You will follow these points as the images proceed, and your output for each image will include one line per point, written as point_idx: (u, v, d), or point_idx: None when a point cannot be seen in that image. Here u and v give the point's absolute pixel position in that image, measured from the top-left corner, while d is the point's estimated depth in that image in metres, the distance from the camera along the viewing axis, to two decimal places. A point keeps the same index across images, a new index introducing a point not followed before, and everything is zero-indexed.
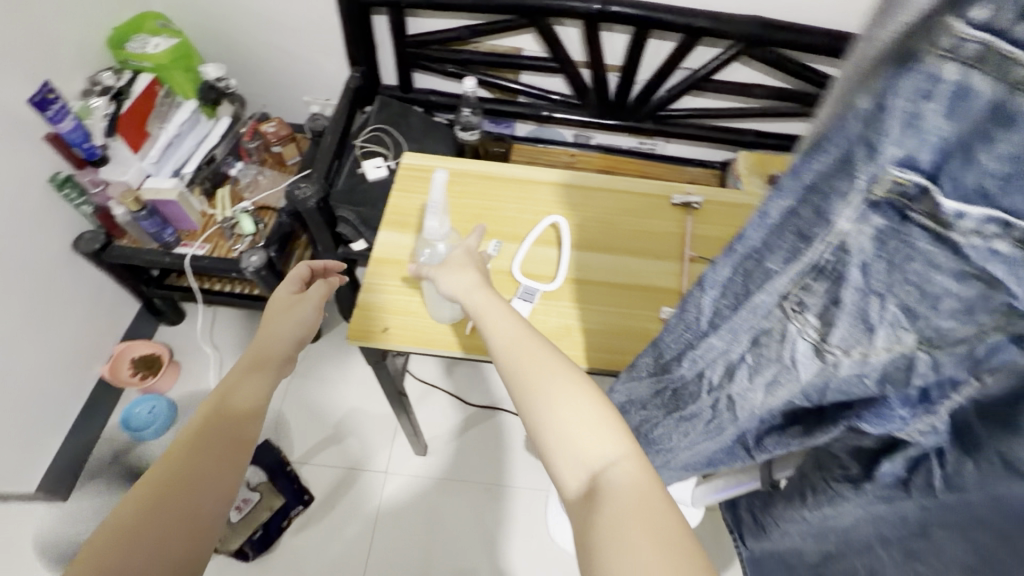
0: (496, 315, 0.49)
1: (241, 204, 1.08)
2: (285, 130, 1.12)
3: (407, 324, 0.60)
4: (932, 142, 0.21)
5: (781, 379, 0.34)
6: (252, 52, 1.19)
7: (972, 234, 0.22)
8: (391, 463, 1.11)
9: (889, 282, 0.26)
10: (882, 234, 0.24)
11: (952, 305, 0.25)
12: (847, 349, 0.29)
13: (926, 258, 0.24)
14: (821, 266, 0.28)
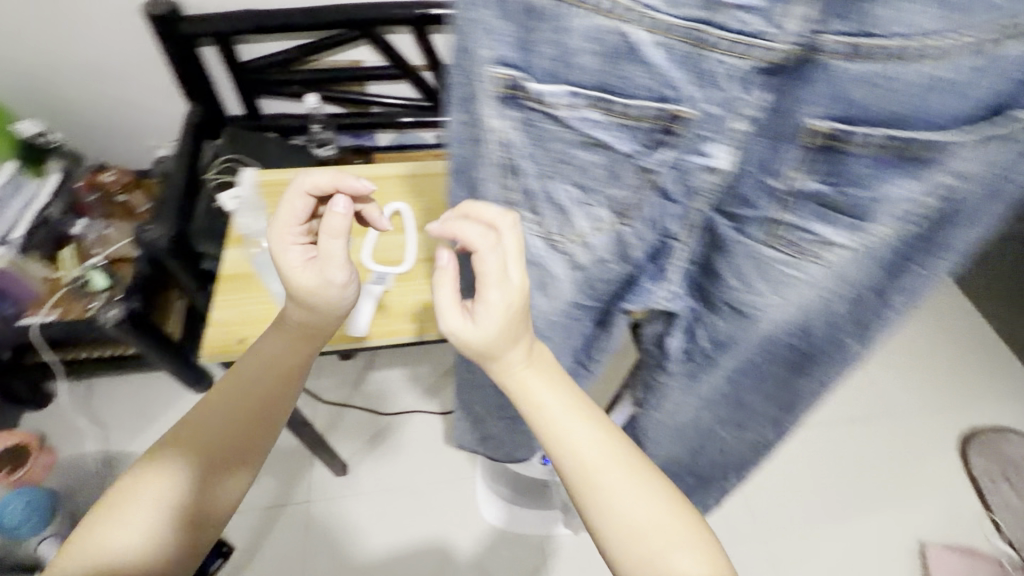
0: (518, 354, 0.42)
1: (89, 261, 1.00)
2: (127, 178, 1.10)
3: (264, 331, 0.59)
4: (506, 53, 0.34)
5: (543, 264, 0.47)
6: (74, 103, 1.12)
7: (569, 103, 0.36)
8: (312, 491, 1.08)
9: (561, 161, 0.40)
10: (520, 123, 0.38)
11: (586, 162, 0.39)
12: (560, 221, 0.43)
13: (553, 134, 0.38)
14: (520, 167, 0.41)
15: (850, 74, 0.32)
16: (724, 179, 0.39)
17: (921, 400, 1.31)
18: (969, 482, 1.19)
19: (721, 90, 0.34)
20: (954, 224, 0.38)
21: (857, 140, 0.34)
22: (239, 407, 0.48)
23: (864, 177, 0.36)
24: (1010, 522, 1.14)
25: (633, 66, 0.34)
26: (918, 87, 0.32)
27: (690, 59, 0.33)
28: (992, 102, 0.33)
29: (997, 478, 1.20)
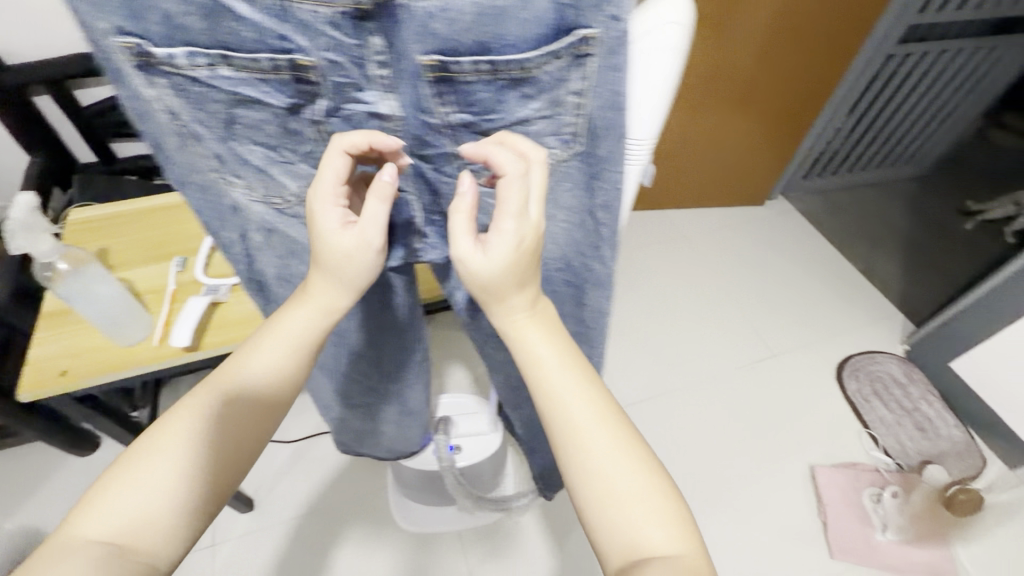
0: (520, 300, 0.40)
1: None
2: None
3: (85, 359, 0.58)
4: (101, 5, 0.29)
5: (293, 244, 0.45)
6: None
7: (194, 65, 0.31)
8: (217, 534, 1.04)
9: (230, 124, 0.35)
10: (167, 87, 0.33)
11: (261, 122, 0.35)
12: (275, 194, 0.40)
13: (205, 93, 0.33)
14: (199, 133, 0.36)
15: (422, 12, 0.30)
16: (395, 123, 0.36)
17: (795, 340, 1.45)
18: (845, 403, 1.33)
19: (321, 36, 0.31)
20: (607, 141, 0.38)
21: (467, 73, 0.32)
22: (265, 388, 0.42)
23: (492, 104, 0.35)
24: (884, 433, 1.28)
25: (231, 20, 0.30)
26: (479, 15, 0.30)
27: (280, 11, 0.30)
28: (565, 25, 0.31)
29: (869, 396, 1.34)
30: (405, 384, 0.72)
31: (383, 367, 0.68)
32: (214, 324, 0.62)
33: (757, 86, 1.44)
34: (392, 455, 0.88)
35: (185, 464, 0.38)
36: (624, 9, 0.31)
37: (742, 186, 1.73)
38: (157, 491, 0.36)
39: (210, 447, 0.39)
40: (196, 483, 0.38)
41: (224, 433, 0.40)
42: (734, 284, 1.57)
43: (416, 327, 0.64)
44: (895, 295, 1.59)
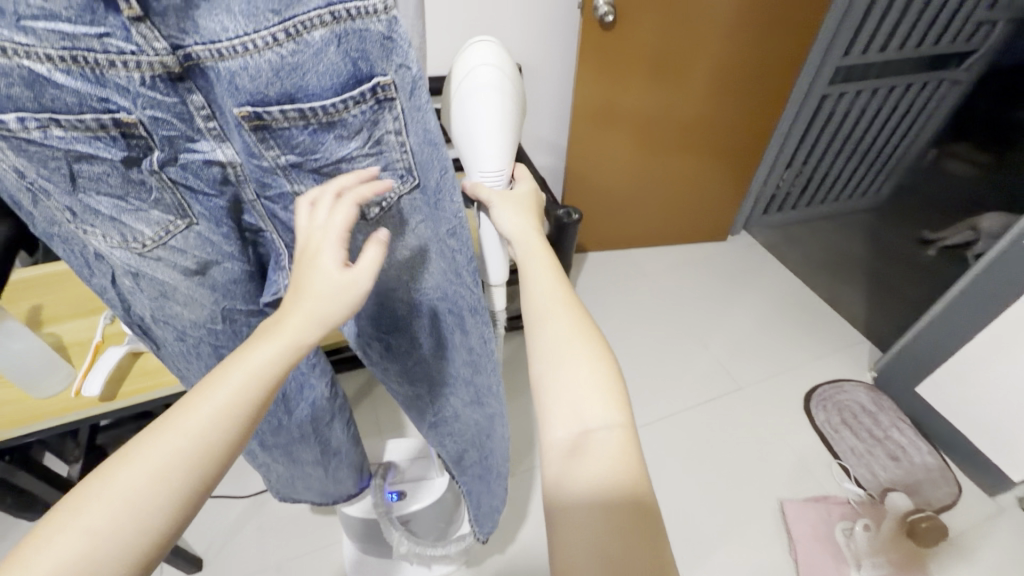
0: (524, 221, 0.51)
1: None
2: None
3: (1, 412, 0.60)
4: None
5: (158, 288, 0.51)
6: None
7: (25, 128, 0.36)
8: None
9: (74, 178, 0.41)
10: (15, 150, 0.38)
11: (107, 176, 0.41)
12: (133, 242, 0.46)
13: (51, 155, 0.38)
14: (46, 187, 0.41)
15: (224, 71, 0.37)
16: (232, 167, 0.46)
17: (763, 369, 1.45)
18: (816, 434, 1.31)
19: (142, 97, 0.37)
20: (432, 173, 0.47)
21: (277, 120, 0.39)
22: (224, 426, 0.38)
23: (317, 145, 0.42)
24: (855, 462, 1.26)
25: (53, 89, 0.35)
26: (276, 70, 0.37)
27: (94, 77, 0.35)
28: (363, 74, 0.39)
29: (838, 425, 1.32)
30: (324, 423, 0.76)
31: (292, 412, 0.71)
32: (134, 374, 0.65)
33: (704, 129, 1.50)
34: (325, 501, 0.89)
35: (142, 502, 0.35)
36: (407, 60, 0.40)
37: (702, 223, 1.77)
38: (110, 528, 0.34)
39: (171, 486, 0.36)
40: (156, 520, 0.36)
41: (186, 472, 0.37)
42: (698, 318, 1.58)
43: (318, 363, 0.71)
44: (861, 323, 1.59)
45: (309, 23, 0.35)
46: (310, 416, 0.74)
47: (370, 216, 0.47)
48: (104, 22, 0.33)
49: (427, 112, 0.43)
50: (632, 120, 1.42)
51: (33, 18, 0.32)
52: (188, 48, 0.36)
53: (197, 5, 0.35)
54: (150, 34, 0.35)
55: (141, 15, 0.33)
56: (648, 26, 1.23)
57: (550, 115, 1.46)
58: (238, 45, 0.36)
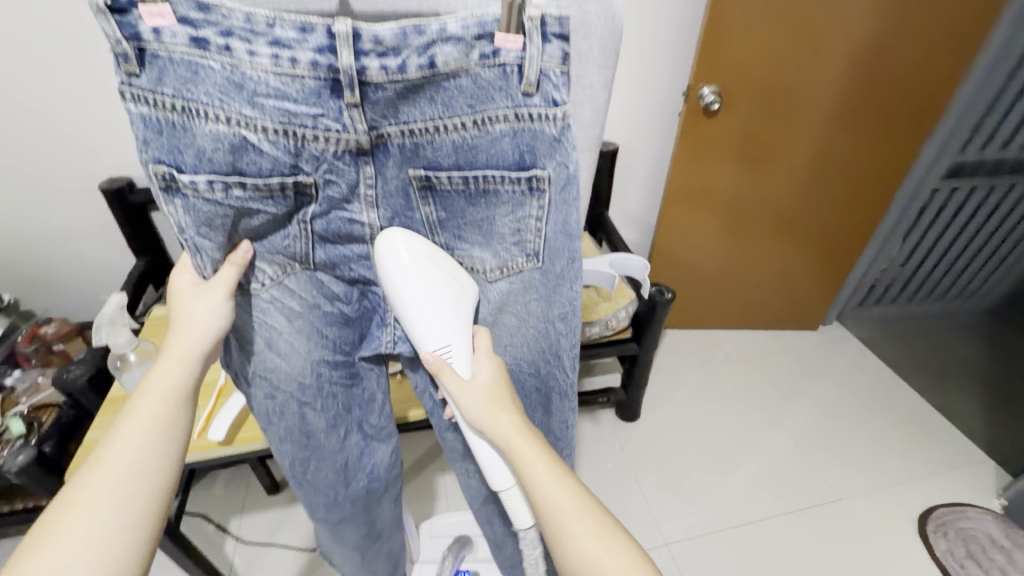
0: (509, 420, 0.48)
1: (12, 411, 0.96)
2: (66, 327, 1.15)
3: None
4: (162, 145, 0.40)
5: (269, 335, 0.53)
6: (32, 270, 1.18)
7: (211, 189, 0.42)
8: None
9: (234, 228, 0.46)
10: (191, 205, 0.43)
11: (255, 221, 0.46)
12: (259, 282, 0.50)
13: (223, 205, 0.43)
14: (200, 244, 0.45)
15: (408, 144, 0.45)
16: (372, 226, 0.49)
17: (867, 481, 1.30)
18: (935, 564, 1.14)
19: (326, 163, 0.44)
20: (559, 260, 0.52)
21: (443, 182, 0.47)
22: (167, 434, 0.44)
23: (469, 215, 0.50)
24: None
25: (254, 154, 0.42)
26: (456, 147, 0.45)
27: (294, 148, 0.43)
28: (526, 164, 0.46)
29: (964, 559, 1.14)
30: (375, 499, 0.72)
31: (350, 484, 0.67)
32: (249, 420, 0.68)
33: (795, 219, 1.46)
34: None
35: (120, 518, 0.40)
36: (568, 158, 0.46)
37: (792, 311, 1.68)
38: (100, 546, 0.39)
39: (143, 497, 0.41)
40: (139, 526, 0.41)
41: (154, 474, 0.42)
42: (788, 413, 1.46)
43: (386, 427, 0.67)
44: (981, 439, 1.42)
45: (495, 118, 0.44)
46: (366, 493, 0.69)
47: (490, 275, 0.54)
48: (324, 105, 0.42)
49: (572, 205, 0.49)
50: (725, 203, 1.41)
51: (269, 96, 0.40)
52: (383, 128, 0.44)
53: (405, 97, 0.43)
54: (358, 118, 0.42)
55: (358, 103, 0.41)
56: (750, 115, 1.24)
57: (641, 192, 1.48)
58: (430, 126, 0.44)
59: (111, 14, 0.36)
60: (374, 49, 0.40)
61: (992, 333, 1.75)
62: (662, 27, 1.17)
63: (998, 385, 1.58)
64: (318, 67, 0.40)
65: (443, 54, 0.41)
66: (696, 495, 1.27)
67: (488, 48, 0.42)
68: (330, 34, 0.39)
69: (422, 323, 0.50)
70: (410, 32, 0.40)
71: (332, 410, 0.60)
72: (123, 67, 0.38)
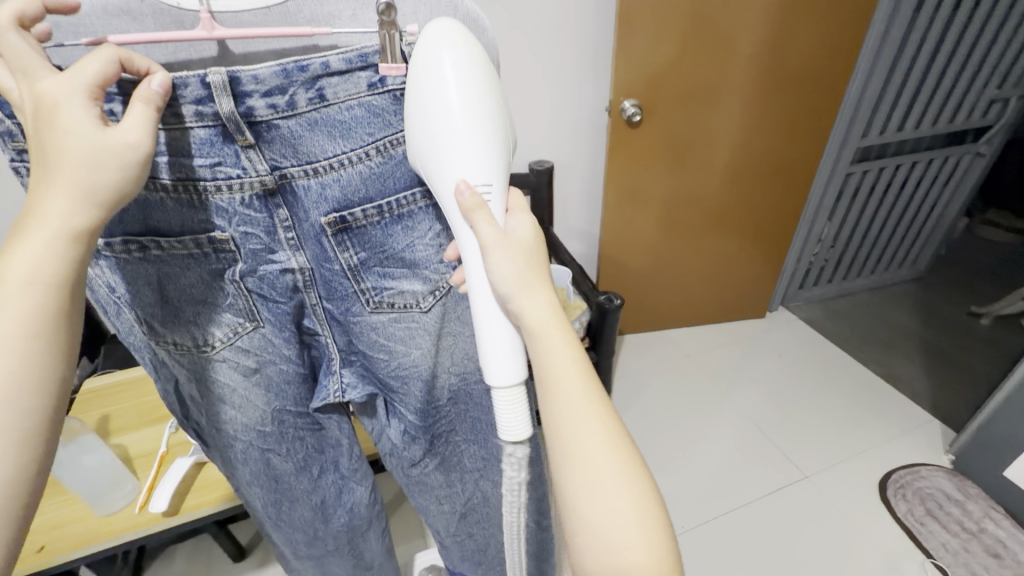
0: (540, 295, 0.43)
1: None
2: None
3: (67, 533, 0.59)
4: None
5: (222, 393, 0.49)
6: None
7: (128, 249, 0.41)
8: None
9: (163, 291, 0.44)
10: (115, 263, 0.42)
11: (183, 281, 0.43)
12: (203, 342, 0.46)
13: (146, 266, 0.42)
14: (133, 302, 0.44)
15: (315, 185, 0.42)
16: (304, 273, 0.46)
17: (827, 455, 1.35)
18: (901, 528, 1.19)
19: (238, 216, 0.42)
20: None
21: (359, 218, 0.44)
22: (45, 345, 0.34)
23: (392, 249, 0.46)
24: (952, 561, 1.12)
25: (160, 212, 0.41)
26: (365, 179, 0.43)
27: (197, 203, 0.41)
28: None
29: (924, 518, 1.20)
30: (360, 533, 0.69)
31: (329, 520, 0.65)
32: (195, 486, 0.64)
33: (729, 214, 1.54)
34: None
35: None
36: None
37: (741, 301, 1.75)
38: None
39: (27, 383, 0.32)
40: (11, 468, 0.32)
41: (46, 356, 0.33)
42: (749, 401, 1.51)
43: (361, 468, 0.64)
44: (924, 401, 1.50)
45: (397, 141, 0.43)
46: (343, 530, 0.67)
47: (425, 305, 0.50)
48: (219, 153, 0.39)
49: None
50: (662, 205, 1.46)
51: (163, 153, 0.38)
52: (285, 169, 0.41)
53: (302, 134, 0.41)
54: (256, 158, 0.40)
55: (252, 143, 0.39)
56: (670, 121, 1.31)
57: (581, 205, 1.52)
58: (335, 162, 0.42)
59: None
60: (256, 89, 0.37)
61: (921, 297, 1.88)
62: (578, 46, 1.22)
63: (935, 347, 1.69)
64: (202, 115, 0.38)
65: (331, 84, 0.39)
66: (671, 495, 1.28)
67: (375, 77, 0.40)
68: (204, 83, 0.36)
69: (458, 144, 0.39)
70: (290, 69, 0.38)
71: (299, 454, 0.57)
72: (11, 144, 0.38)
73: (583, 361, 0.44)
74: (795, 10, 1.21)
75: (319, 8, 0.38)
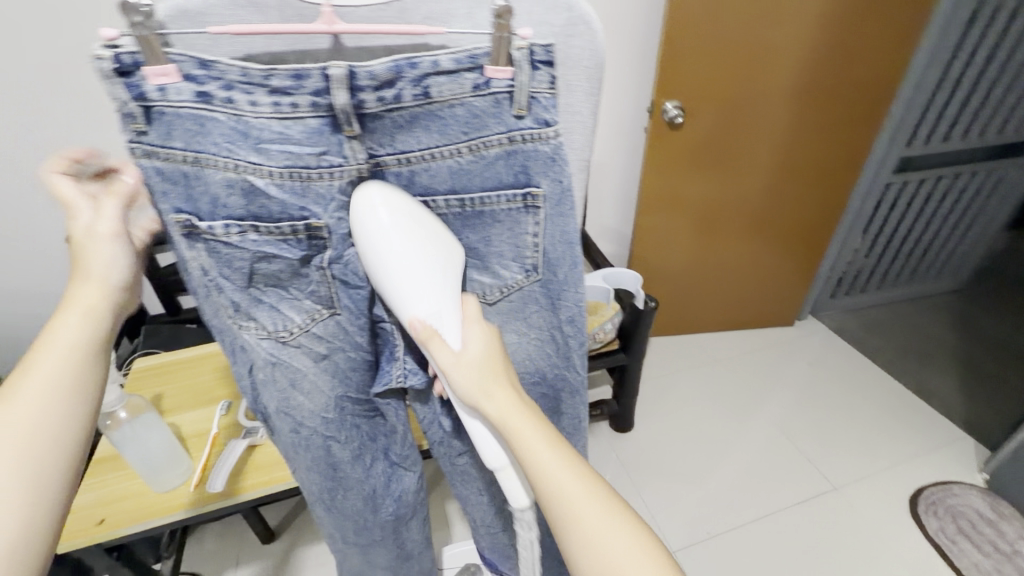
0: (502, 395, 0.43)
1: None
2: None
3: (126, 507, 0.61)
4: (172, 193, 0.39)
5: (297, 380, 0.50)
6: None
7: (228, 233, 0.40)
8: None
9: (252, 277, 0.44)
10: (208, 250, 0.42)
11: (272, 265, 0.43)
12: (286, 329, 0.47)
13: (238, 252, 0.42)
14: (222, 286, 0.43)
15: (405, 172, 0.43)
16: None
17: (856, 467, 1.34)
18: (932, 545, 1.17)
19: (334, 201, 0.41)
20: (561, 268, 0.48)
21: (441, 207, 0.44)
22: (66, 418, 0.41)
23: (467, 240, 0.47)
24: None
25: (264, 198, 0.40)
26: (452, 173, 0.43)
27: (299, 189, 0.40)
28: (520, 183, 0.43)
29: (956, 536, 1.18)
30: (403, 522, 0.71)
31: (377, 509, 0.66)
32: (248, 468, 0.65)
33: (764, 220, 1.52)
34: None
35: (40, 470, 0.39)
36: (563, 176, 0.43)
37: (771, 309, 1.73)
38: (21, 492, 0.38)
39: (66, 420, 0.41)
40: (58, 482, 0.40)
41: (79, 397, 0.42)
42: (777, 409, 1.50)
43: (410, 455, 0.66)
44: (957, 417, 1.47)
45: (490, 143, 0.41)
46: (385, 519, 0.68)
47: (491, 297, 0.49)
48: (325, 141, 0.39)
49: (570, 216, 0.45)
50: (699, 207, 1.45)
51: (274, 140, 0.38)
52: (380, 157, 0.42)
53: (402, 126, 0.41)
54: (358, 148, 0.40)
55: (357, 134, 0.39)
56: (711, 124, 1.29)
57: (615, 204, 1.51)
58: (428, 155, 0.42)
59: (117, 77, 0.35)
60: (370, 83, 0.38)
61: (955, 311, 1.84)
62: (623, 46, 1.22)
63: (969, 362, 1.66)
64: (318, 105, 0.38)
65: (437, 83, 0.39)
66: (695, 498, 1.28)
67: (479, 79, 0.39)
68: (325, 77, 0.37)
69: (406, 284, 0.41)
70: (403, 65, 0.38)
71: (355, 441, 0.58)
72: (130, 126, 0.36)
73: (570, 451, 0.43)
74: (847, 14, 1.19)
75: (435, 7, 0.39)
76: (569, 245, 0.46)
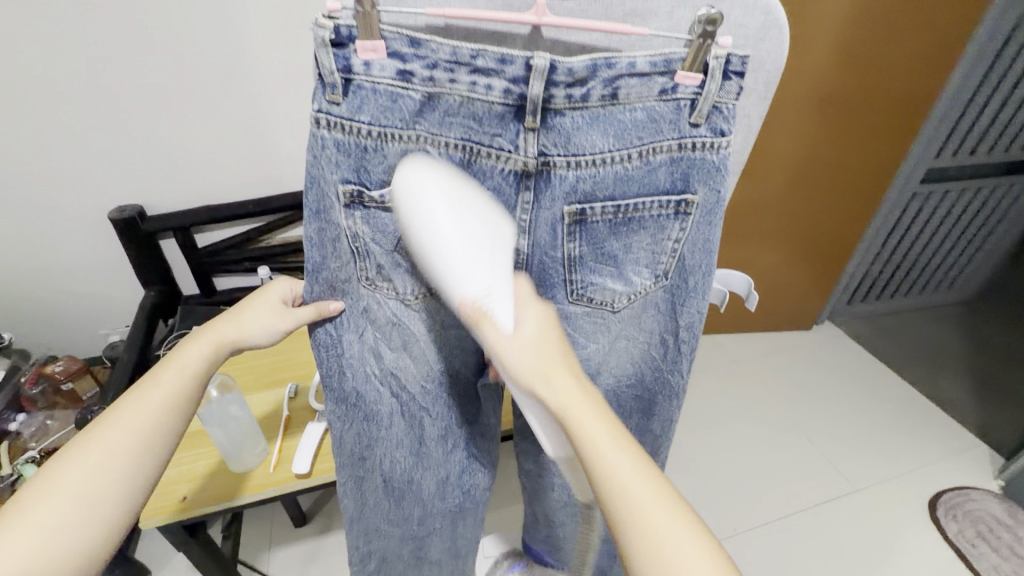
0: (564, 379, 0.42)
1: (26, 455, 1.01)
2: (76, 364, 1.10)
3: (207, 485, 0.63)
4: (349, 161, 0.43)
5: (410, 343, 0.55)
6: (35, 306, 1.15)
7: (391, 201, 0.44)
8: None
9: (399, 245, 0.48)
10: (365, 216, 0.45)
11: None
12: (415, 295, 0.51)
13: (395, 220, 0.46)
14: (372, 250, 0.47)
15: (571, 177, 0.44)
16: (524, 256, 0.48)
17: (877, 470, 1.37)
18: (950, 546, 1.21)
19: (493, 183, 0.44)
20: (694, 275, 0.50)
21: (597, 215, 0.45)
22: (156, 429, 0.50)
23: (610, 247, 0.47)
24: None
25: None
26: (617, 179, 0.44)
27: (468, 162, 0.44)
28: (678, 189, 0.45)
29: (975, 539, 1.22)
30: (462, 517, 0.71)
31: (443, 496, 0.67)
32: (324, 451, 0.67)
33: (794, 224, 1.54)
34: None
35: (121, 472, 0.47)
36: (719, 185, 0.46)
37: (792, 313, 1.76)
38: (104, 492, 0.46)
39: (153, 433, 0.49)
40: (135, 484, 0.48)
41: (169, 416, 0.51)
42: (799, 411, 1.53)
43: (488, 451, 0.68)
44: (972, 425, 1.51)
45: (660, 148, 0.44)
46: (447, 510, 0.69)
47: (619, 305, 0.51)
48: (504, 127, 0.43)
49: (715, 226, 0.48)
50: (730, 209, 1.46)
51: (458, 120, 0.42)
52: (551, 157, 0.43)
53: (580, 127, 0.43)
54: (531, 141, 0.42)
55: (535, 127, 0.42)
56: None
57: None
58: (598, 159, 0.43)
59: (330, 46, 0.39)
60: (565, 80, 0.41)
61: (967, 322, 1.88)
62: None
63: (982, 373, 1.69)
64: (508, 94, 0.41)
65: (627, 85, 0.42)
66: (721, 497, 1.30)
67: (669, 84, 0.42)
68: (528, 66, 0.40)
69: (458, 262, 0.40)
70: (600, 64, 0.40)
71: (444, 419, 0.62)
72: (327, 95, 0.41)
73: (637, 450, 0.41)
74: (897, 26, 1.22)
75: (640, 5, 0.40)
76: (707, 253, 0.49)
